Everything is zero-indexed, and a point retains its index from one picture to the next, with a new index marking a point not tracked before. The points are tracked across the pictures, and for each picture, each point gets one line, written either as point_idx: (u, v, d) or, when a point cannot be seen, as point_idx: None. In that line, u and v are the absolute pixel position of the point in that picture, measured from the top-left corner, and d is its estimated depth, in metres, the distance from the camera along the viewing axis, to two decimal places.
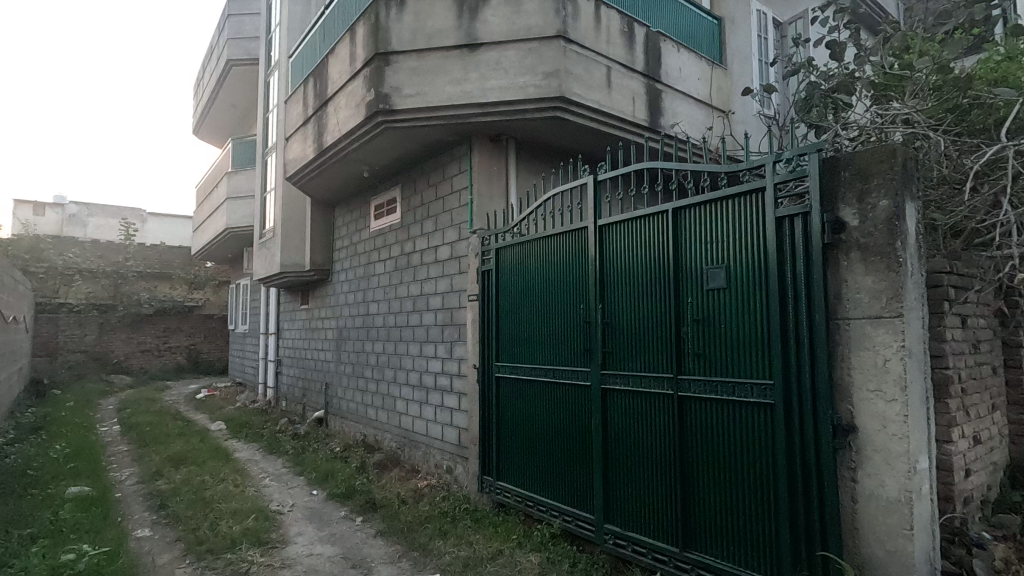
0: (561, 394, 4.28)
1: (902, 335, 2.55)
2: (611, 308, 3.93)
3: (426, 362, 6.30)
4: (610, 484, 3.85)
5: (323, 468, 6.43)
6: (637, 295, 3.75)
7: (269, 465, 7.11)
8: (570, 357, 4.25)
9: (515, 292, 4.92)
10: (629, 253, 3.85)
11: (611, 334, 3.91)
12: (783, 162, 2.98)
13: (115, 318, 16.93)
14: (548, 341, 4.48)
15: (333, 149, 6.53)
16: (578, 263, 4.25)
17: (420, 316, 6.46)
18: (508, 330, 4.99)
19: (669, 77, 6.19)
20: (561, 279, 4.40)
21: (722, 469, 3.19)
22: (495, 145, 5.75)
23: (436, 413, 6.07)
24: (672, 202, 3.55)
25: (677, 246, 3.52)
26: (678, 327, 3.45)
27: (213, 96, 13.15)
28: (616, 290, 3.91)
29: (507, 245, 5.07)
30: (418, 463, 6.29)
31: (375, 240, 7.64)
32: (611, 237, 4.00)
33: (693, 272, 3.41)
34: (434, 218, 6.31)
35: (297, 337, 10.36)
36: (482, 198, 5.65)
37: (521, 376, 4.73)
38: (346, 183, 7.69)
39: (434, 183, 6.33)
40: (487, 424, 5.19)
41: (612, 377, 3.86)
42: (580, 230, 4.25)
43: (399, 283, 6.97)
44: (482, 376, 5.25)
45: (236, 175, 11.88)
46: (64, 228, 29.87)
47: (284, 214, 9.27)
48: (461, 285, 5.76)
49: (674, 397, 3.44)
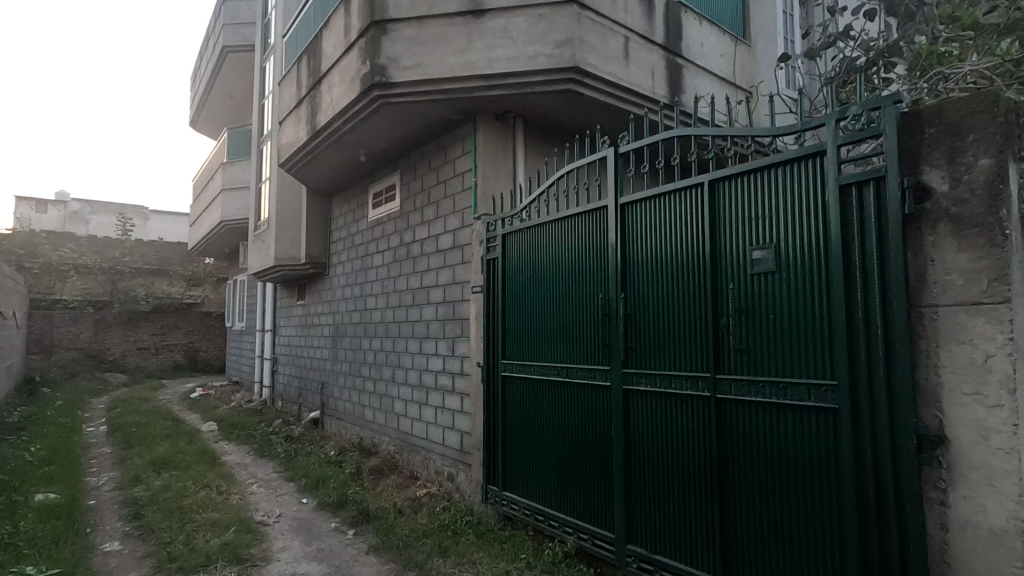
0: (576, 395, 3.81)
1: (1008, 325, 2.05)
2: (634, 297, 3.45)
3: (426, 360, 5.84)
4: (634, 499, 3.37)
5: (315, 474, 5.97)
6: (664, 283, 3.28)
7: (259, 469, 6.66)
8: (585, 353, 3.77)
9: (524, 281, 4.45)
10: (654, 234, 3.36)
11: (635, 327, 3.42)
12: (850, 118, 2.49)
13: (111, 315, 16.55)
14: (561, 335, 3.99)
15: (327, 130, 6.07)
16: (596, 247, 3.76)
17: (420, 311, 5.99)
18: (516, 324, 4.51)
19: (690, 51, 5.70)
20: (575, 266, 3.92)
21: (771, 485, 2.70)
22: (501, 123, 5.28)
23: (437, 415, 5.60)
24: (708, 172, 3.06)
25: (714, 225, 3.02)
26: (715, 318, 2.97)
27: (209, 84, 12.73)
28: (639, 277, 3.43)
29: (515, 230, 4.59)
30: (418, 469, 5.83)
31: (374, 230, 7.18)
32: (634, 217, 3.51)
33: (733, 254, 2.93)
34: (435, 204, 5.84)
35: (293, 334, 9.91)
36: (487, 180, 5.19)
37: (530, 374, 4.26)
38: (342, 169, 7.22)
39: (436, 167, 5.87)
40: (491, 428, 4.72)
41: (634, 375, 3.38)
42: (598, 210, 3.77)
43: (398, 275, 6.50)
44: (486, 374, 4.77)
45: (231, 166, 11.44)
46: (66, 225, 29.50)
47: (280, 204, 8.83)
48: (464, 276, 5.29)
49: (710, 399, 2.96)
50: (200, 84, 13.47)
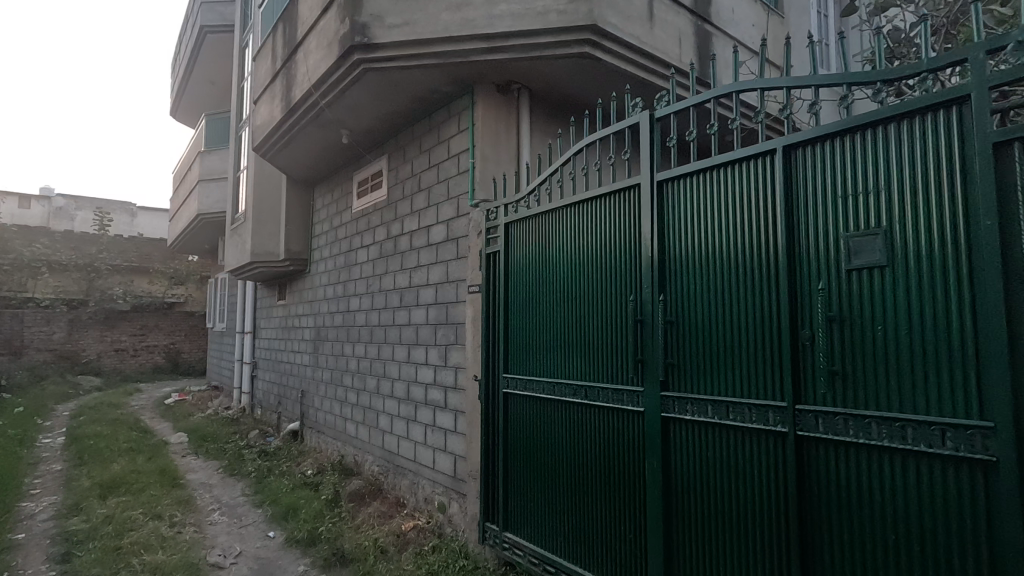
0: (597, 422, 3.06)
1: None
2: (676, 301, 2.70)
3: (415, 370, 5.08)
4: (675, 559, 2.64)
5: (287, 500, 5.21)
6: (715, 282, 2.54)
7: (225, 491, 5.87)
8: (610, 369, 3.02)
9: (532, 280, 3.70)
10: (703, 219, 2.61)
11: (677, 338, 2.68)
12: (1009, 50, 1.76)
13: (86, 315, 15.66)
14: (578, 346, 3.25)
15: (303, 105, 5.32)
16: (624, 238, 3.00)
17: (409, 314, 5.23)
18: (521, 331, 3.76)
19: (720, 17, 4.97)
20: (597, 262, 3.18)
21: (877, 562, 1.97)
22: (502, 95, 4.54)
23: (427, 434, 4.84)
24: (783, 135, 2.31)
25: (791, 205, 2.28)
26: (792, 330, 2.22)
27: (188, 69, 11.94)
28: (683, 274, 2.68)
29: (520, 218, 3.84)
30: (404, 495, 5.08)
31: (358, 223, 6.42)
32: (675, 198, 2.76)
33: (818, 243, 2.18)
34: (426, 191, 5.09)
35: (273, 337, 9.12)
36: (487, 161, 4.43)
37: (539, 392, 3.51)
38: (323, 153, 6.46)
39: (427, 148, 5.11)
40: (491, 453, 3.98)
41: (676, 400, 2.64)
42: (626, 189, 3.01)
43: (384, 273, 5.74)
44: (485, 390, 4.02)
45: (209, 155, 10.64)
46: (49, 221, 28.54)
47: (258, 195, 8.07)
48: (459, 274, 4.52)
49: (786, 437, 2.21)
50: (179, 68, 12.62)
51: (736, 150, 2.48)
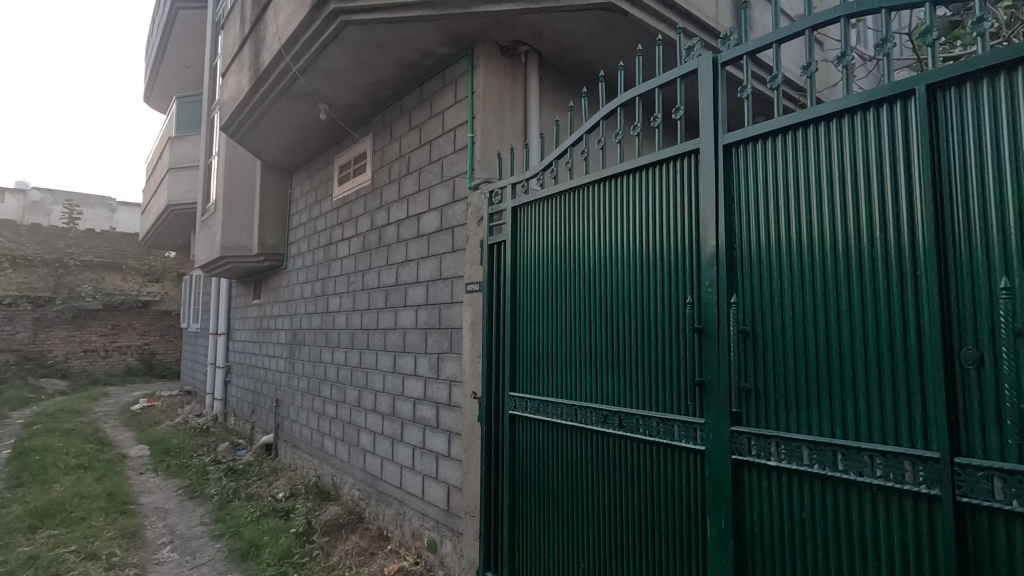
0: (637, 460, 2.37)
1: None
2: (751, 305, 2.01)
3: (401, 382, 4.36)
4: None
5: (250, 532, 4.47)
6: (812, 280, 1.84)
7: (181, 519, 5.10)
8: (655, 393, 2.32)
9: (547, 277, 3.00)
10: (791, 193, 1.92)
11: (754, 354, 1.98)
12: None
13: (52, 313, 14.75)
14: (610, 362, 2.55)
15: (274, 72, 4.60)
16: (672, 222, 2.30)
17: (395, 315, 4.51)
18: (533, 341, 3.06)
19: None
20: (636, 256, 2.47)
21: None
22: (508, 59, 3.85)
23: (415, 457, 4.12)
24: (924, 72, 1.63)
25: (940, 170, 1.59)
26: (944, 349, 1.54)
27: (160, 51, 11.14)
28: (763, 269, 1.98)
29: (532, 202, 3.13)
30: (389, 528, 4.36)
31: (338, 212, 5.69)
32: (749, 167, 2.06)
33: (987, 222, 1.50)
34: (416, 173, 4.37)
35: (247, 339, 8.33)
36: (489, 135, 3.72)
37: (555, 417, 2.81)
38: (298, 134, 5.72)
39: (418, 124, 4.40)
40: (493, 487, 3.27)
41: (752, 439, 1.94)
42: (675, 158, 2.31)
43: (367, 269, 5.01)
44: (486, 411, 3.32)
45: (179, 141, 9.86)
46: (23, 216, 27.28)
47: (230, 183, 7.31)
48: (454, 270, 3.81)
49: (938, 501, 1.52)
50: (151, 50, 11.81)
51: (847, 95, 1.78)
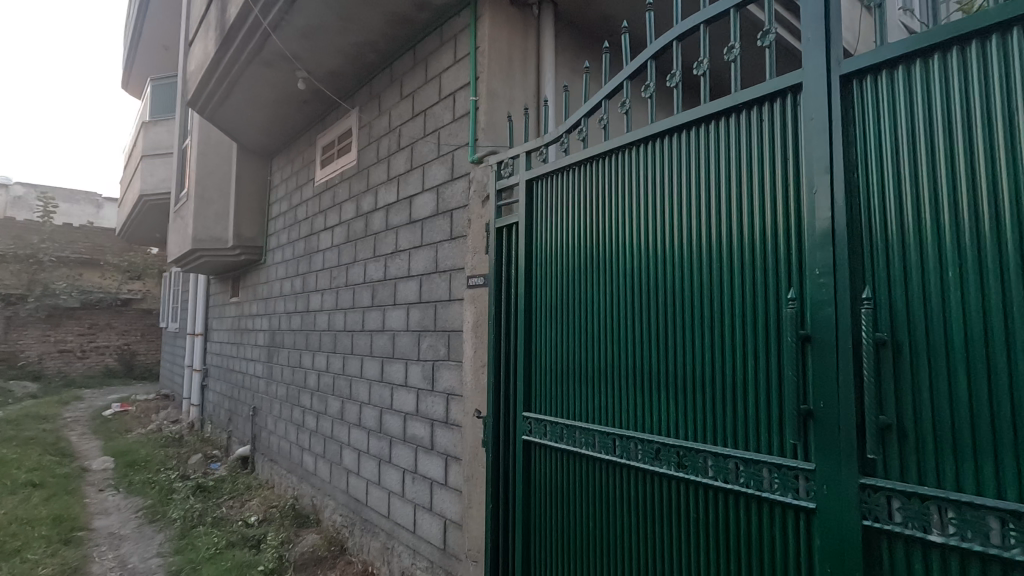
0: (704, 514, 1.74)
1: None
2: (892, 302, 1.39)
3: (390, 393, 3.72)
4: None
5: (210, 570, 3.82)
6: (1000, 264, 1.24)
7: (136, 548, 4.42)
8: (729, 421, 1.70)
9: (571, 267, 2.37)
10: (961, 138, 1.31)
11: (898, 373, 1.36)
12: None
13: (24, 313, 14.04)
14: (661, 380, 1.93)
15: (244, 28, 3.95)
16: (759, 191, 1.68)
17: (382, 315, 3.87)
18: (554, 349, 2.43)
19: None
20: (698, 240, 1.85)
21: None
22: (518, 10, 3.22)
23: (406, 482, 3.48)
24: None
25: None
26: None
27: (136, 32, 10.44)
28: (910, 251, 1.37)
29: (553, 173, 2.50)
30: (373, 564, 3.72)
31: (321, 199, 5.04)
32: (881, 104, 1.45)
33: None
34: (409, 149, 3.73)
35: (225, 341, 7.64)
36: (495, 99, 3.08)
37: (583, 447, 2.19)
38: (276, 109, 5.08)
39: (410, 92, 3.76)
40: (501, 529, 2.63)
41: (896, 500, 1.33)
42: (761, 103, 1.68)
43: (352, 262, 4.36)
44: (493, 435, 2.68)
45: (154, 126, 9.19)
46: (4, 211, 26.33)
47: (204, 168, 6.64)
48: (453, 261, 3.17)
49: None
50: (128, 31, 11.08)
51: None
